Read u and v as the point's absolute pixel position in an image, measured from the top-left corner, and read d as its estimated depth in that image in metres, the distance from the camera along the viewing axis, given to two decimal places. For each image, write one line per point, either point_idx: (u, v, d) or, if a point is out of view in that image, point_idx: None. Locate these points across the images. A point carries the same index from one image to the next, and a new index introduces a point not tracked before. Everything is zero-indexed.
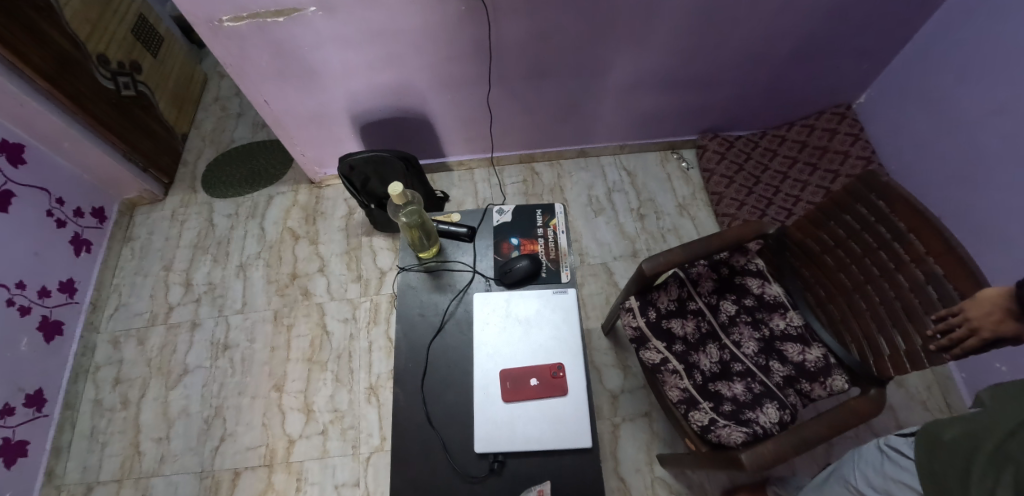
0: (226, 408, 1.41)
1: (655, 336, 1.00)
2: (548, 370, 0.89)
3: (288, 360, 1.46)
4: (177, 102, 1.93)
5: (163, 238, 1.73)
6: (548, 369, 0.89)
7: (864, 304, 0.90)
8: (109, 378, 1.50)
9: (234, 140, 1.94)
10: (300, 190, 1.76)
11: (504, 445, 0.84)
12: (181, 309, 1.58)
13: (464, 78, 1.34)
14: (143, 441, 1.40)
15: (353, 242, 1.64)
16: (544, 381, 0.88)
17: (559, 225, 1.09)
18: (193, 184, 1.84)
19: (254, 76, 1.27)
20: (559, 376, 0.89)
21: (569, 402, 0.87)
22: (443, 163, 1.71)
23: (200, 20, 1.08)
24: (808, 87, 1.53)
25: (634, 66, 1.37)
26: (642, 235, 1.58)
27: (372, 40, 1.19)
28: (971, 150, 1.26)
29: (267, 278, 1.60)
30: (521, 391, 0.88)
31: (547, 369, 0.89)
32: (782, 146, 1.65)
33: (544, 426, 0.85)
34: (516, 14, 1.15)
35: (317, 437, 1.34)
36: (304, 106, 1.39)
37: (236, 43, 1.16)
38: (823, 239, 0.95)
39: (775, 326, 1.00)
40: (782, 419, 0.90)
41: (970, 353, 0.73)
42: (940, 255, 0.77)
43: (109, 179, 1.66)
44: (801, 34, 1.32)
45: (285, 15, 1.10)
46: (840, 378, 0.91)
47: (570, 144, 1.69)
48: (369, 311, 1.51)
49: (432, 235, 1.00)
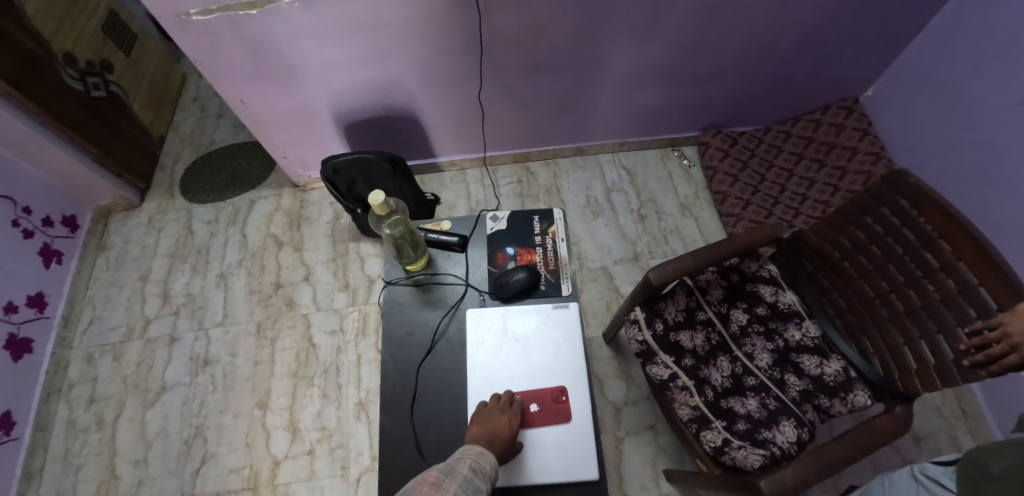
0: (207, 428, 1.33)
1: (662, 350, 0.93)
2: (551, 392, 0.83)
3: (272, 375, 1.38)
4: (153, 102, 1.84)
5: (139, 246, 1.64)
6: (550, 392, 0.83)
7: (887, 313, 0.84)
8: (83, 397, 1.42)
9: (214, 142, 1.85)
10: (283, 194, 1.67)
11: (507, 477, 0.77)
12: (159, 323, 1.50)
13: (453, 74, 1.26)
14: (120, 464, 1.32)
15: (340, 248, 1.56)
16: (545, 407, 0.82)
17: (559, 233, 1.01)
18: (171, 189, 1.75)
19: (228, 74, 1.18)
20: (561, 401, 0.82)
21: (574, 429, 0.80)
22: (433, 164, 1.63)
23: (165, 13, 1.00)
24: (814, 80, 1.47)
25: (633, 59, 1.29)
26: (643, 237, 1.51)
27: (354, 34, 1.11)
28: (987, 144, 1.20)
29: (250, 289, 1.51)
30: (522, 418, 0.80)
31: (549, 392, 0.83)
32: (787, 142, 1.59)
33: (547, 455, 0.78)
34: (507, 4, 1.08)
35: (304, 458, 1.27)
36: (284, 106, 1.31)
37: (207, 38, 1.07)
38: (841, 243, 0.88)
39: (789, 337, 0.93)
40: (800, 438, 0.83)
41: (1010, 370, 0.66)
42: (974, 262, 0.70)
43: (81, 185, 1.57)
44: (810, 23, 1.25)
45: (258, 7, 1.01)
46: (862, 393, 0.85)
47: (566, 142, 1.62)
48: (358, 322, 1.44)
49: (420, 246, 0.94)
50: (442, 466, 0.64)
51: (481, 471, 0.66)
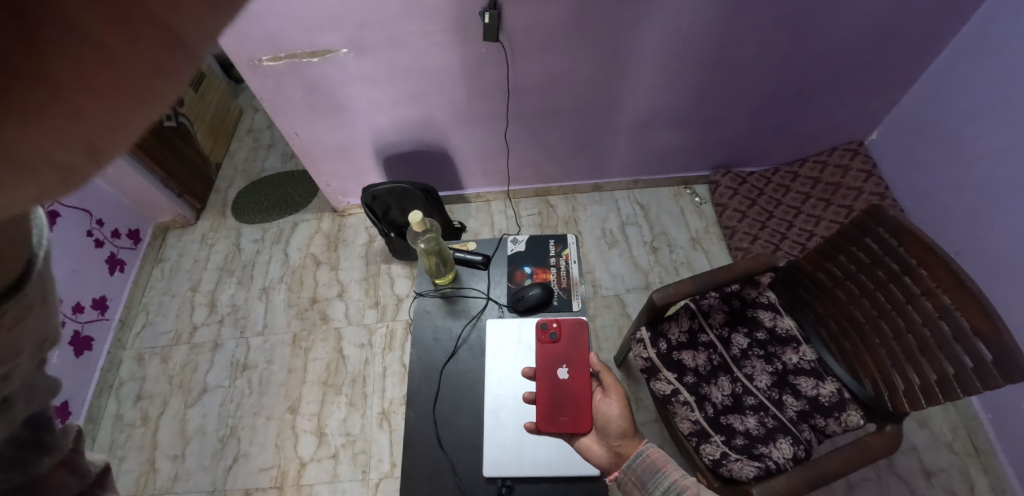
0: (241, 428, 1.43)
1: (665, 367, 1.01)
2: (542, 336, 0.91)
3: (304, 382, 1.49)
4: (213, 133, 2.05)
5: (192, 260, 1.80)
6: (542, 336, 0.91)
7: (876, 337, 0.90)
8: (131, 394, 1.53)
9: (264, 170, 2.04)
10: (323, 218, 1.83)
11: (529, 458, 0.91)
12: (205, 330, 1.63)
13: (483, 115, 1.41)
14: (159, 459, 1.41)
15: (372, 269, 1.69)
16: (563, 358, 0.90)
17: (571, 255, 1.15)
18: (223, 210, 1.92)
19: (288, 110, 1.36)
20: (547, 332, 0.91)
21: (580, 347, 0.91)
22: (461, 196, 1.76)
23: (243, 59, 1.18)
24: (818, 126, 1.56)
25: (646, 103, 1.42)
26: (654, 268, 1.60)
27: (398, 78, 1.27)
28: (985, 185, 1.26)
29: (289, 302, 1.65)
30: (555, 381, 0.88)
31: (539, 335, 0.92)
32: (794, 182, 1.67)
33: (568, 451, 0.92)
34: (533, 54, 1.23)
35: (328, 461, 1.36)
36: (332, 139, 1.47)
37: (273, 79, 1.25)
38: (832, 272, 0.96)
39: (787, 361, 1.00)
40: (796, 455, 0.88)
41: None
42: (949, 287, 0.77)
43: (148, 204, 1.75)
44: (807, 76, 1.36)
45: (319, 55, 1.19)
46: (855, 413, 0.91)
47: (584, 179, 1.74)
48: (385, 337, 1.55)
49: (448, 263, 1.09)
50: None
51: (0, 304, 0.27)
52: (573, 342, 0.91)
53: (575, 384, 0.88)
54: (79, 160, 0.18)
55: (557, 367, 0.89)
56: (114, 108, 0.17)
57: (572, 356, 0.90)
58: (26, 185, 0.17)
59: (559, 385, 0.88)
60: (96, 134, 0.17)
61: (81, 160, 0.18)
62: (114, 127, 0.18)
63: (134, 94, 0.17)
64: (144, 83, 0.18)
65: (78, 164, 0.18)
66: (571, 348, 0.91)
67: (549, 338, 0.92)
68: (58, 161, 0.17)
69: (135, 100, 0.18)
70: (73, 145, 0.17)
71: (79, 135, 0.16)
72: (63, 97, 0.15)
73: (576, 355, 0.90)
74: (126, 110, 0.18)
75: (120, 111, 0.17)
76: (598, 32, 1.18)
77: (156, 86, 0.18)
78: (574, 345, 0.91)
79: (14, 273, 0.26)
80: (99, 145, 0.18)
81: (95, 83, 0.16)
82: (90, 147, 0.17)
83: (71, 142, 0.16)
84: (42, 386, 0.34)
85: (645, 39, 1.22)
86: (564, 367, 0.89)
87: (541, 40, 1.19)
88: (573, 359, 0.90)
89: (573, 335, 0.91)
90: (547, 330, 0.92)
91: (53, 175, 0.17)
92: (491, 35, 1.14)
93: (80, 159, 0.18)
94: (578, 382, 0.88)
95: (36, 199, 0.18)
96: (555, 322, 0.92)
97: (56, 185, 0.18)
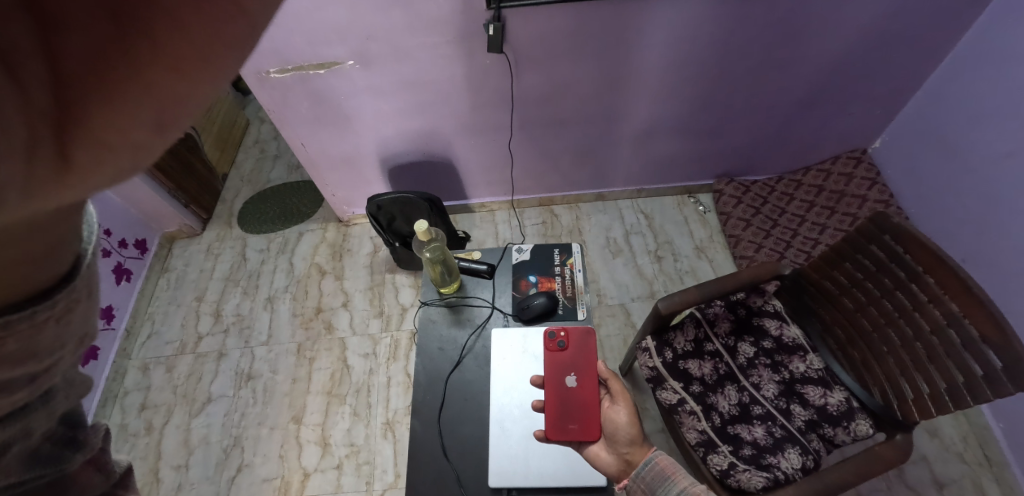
0: (245, 439, 1.43)
1: (671, 376, 1.00)
2: (549, 345, 0.91)
3: (308, 392, 1.49)
4: (220, 144, 2.08)
5: (198, 269, 1.81)
6: (550, 345, 0.91)
7: (884, 345, 0.90)
8: (135, 404, 1.53)
9: (270, 181, 2.06)
10: (328, 228, 1.85)
11: (535, 468, 0.91)
12: (210, 340, 1.63)
13: (486, 125, 1.43)
14: (162, 468, 1.40)
15: (377, 278, 1.70)
16: (569, 366, 0.90)
17: (576, 264, 1.15)
18: (229, 220, 1.93)
19: (294, 122, 1.37)
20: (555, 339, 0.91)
21: (588, 355, 0.91)
22: (466, 205, 1.77)
23: (249, 71, 1.20)
24: (822, 135, 1.57)
25: (650, 113, 1.43)
26: (659, 276, 1.60)
27: (403, 90, 1.29)
28: (991, 192, 1.26)
29: (294, 311, 1.66)
30: (562, 389, 0.88)
31: (546, 344, 0.92)
32: (798, 191, 1.67)
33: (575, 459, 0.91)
34: (537, 66, 1.25)
35: (332, 472, 1.35)
36: (338, 150, 1.49)
37: (280, 91, 1.27)
38: (837, 279, 0.96)
39: (795, 369, 1.00)
40: (805, 465, 0.88)
41: None
42: (957, 295, 0.77)
43: (155, 214, 1.77)
44: (810, 84, 1.37)
45: (326, 67, 1.21)
46: (864, 423, 0.91)
47: (588, 188, 1.75)
48: (389, 347, 1.55)
49: (453, 272, 1.11)
50: (74, 304, 0.29)
51: (75, 301, 0.29)
52: (581, 350, 0.91)
53: (583, 392, 0.88)
54: (149, 135, 0.19)
55: (564, 375, 0.89)
56: (177, 84, 0.17)
57: (580, 365, 0.90)
58: (105, 164, 0.18)
59: (567, 393, 0.88)
60: (162, 111, 0.18)
61: (150, 136, 0.19)
62: (176, 102, 0.18)
63: (197, 73, 0.17)
64: (207, 64, 0.17)
65: (148, 138, 0.19)
66: (579, 356, 0.91)
67: (557, 347, 0.91)
68: (131, 141, 0.18)
69: (198, 79, 0.18)
70: (141, 122, 0.17)
71: (148, 115, 0.17)
72: (136, 82, 0.15)
73: (583, 363, 0.90)
74: (186, 88, 0.18)
75: (184, 87, 0.18)
76: (601, 43, 1.20)
77: (218, 66, 0.18)
78: (582, 352, 0.91)
79: (69, 263, 0.28)
80: (167, 118, 0.18)
81: (159, 64, 0.16)
82: (159, 123, 0.18)
83: (140, 122, 0.17)
84: (78, 382, 0.35)
85: (647, 50, 1.23)
86: (572, 375, 0.89)
87: (544, 52, 1.21)
88: (581, 366, 0.90)
89: (581, 344, 0.91)
90: (554, 339, 0.92)
91: (131, 152, 0.18)
92: (495, 47, 1.16)
93: (150, 135, 0.19)
94: (586, 390, 0.88)
95: (122, 170, 0.19)
96: (562, 331, 0.92)
97: (134, 157, 0.19)
